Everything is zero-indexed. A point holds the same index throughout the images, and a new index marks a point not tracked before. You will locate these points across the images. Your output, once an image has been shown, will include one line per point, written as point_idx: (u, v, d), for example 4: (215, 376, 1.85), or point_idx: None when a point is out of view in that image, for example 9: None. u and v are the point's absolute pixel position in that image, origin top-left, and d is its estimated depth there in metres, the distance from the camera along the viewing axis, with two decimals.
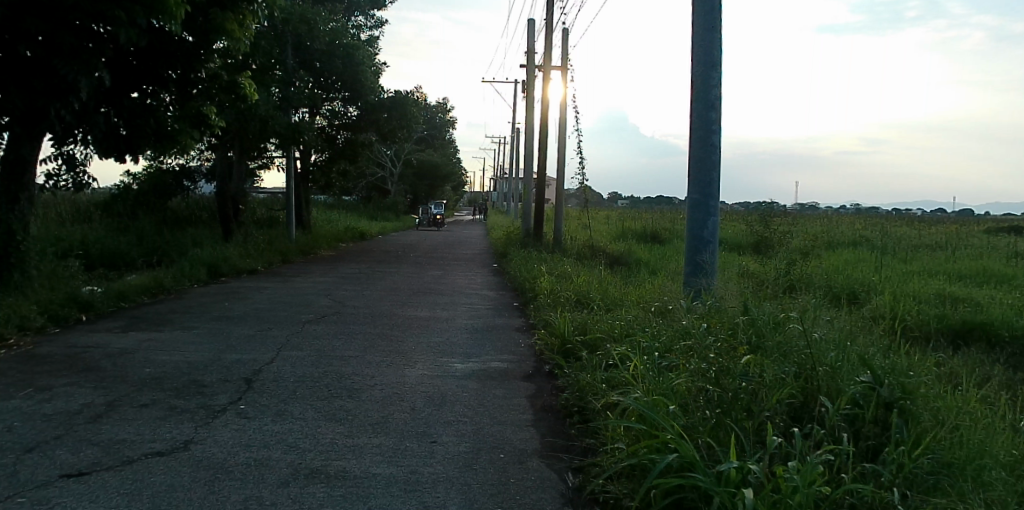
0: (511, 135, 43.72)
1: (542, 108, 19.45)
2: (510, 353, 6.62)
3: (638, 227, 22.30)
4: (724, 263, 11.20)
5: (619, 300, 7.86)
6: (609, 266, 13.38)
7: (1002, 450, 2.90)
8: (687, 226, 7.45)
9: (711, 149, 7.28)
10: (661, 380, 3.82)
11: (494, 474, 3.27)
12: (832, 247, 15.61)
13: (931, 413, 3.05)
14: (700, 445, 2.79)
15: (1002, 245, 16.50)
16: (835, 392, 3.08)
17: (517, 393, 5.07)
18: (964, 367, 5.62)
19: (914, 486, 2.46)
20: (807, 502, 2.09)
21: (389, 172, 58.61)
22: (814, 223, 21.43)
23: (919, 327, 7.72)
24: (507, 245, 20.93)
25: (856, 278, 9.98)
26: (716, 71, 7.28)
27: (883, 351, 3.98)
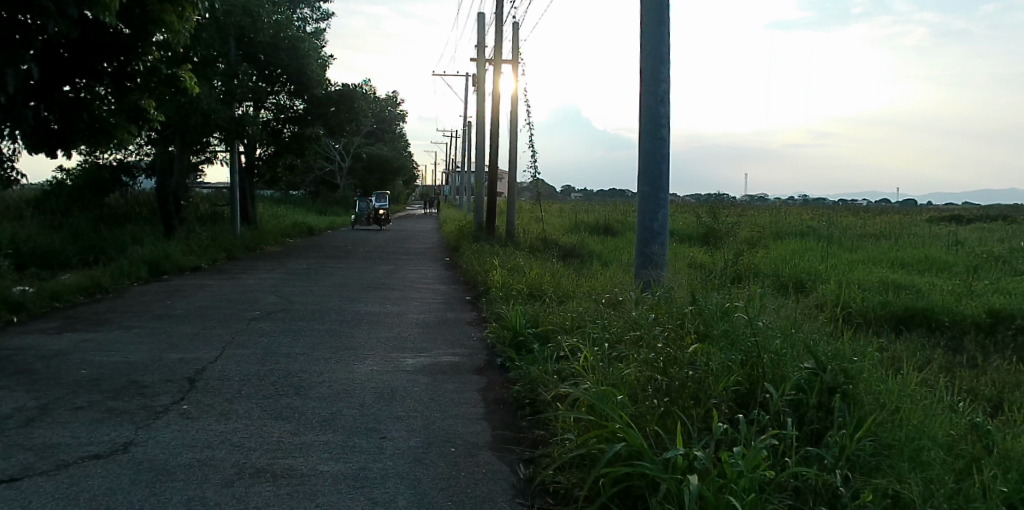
0: (464, 127, 43.17)
1: (494, 102, 19.41)
2: (461, 348, 6.61)
3: (590, 219, 22.45)
4: (673, 254, 11.22)
5: (571, 292, 7.92)
6: (562, 259, 13.38)
7: (939, 429, 3.04)
8: (638, 218, 7.50)
9: (660, 142, 7.27)
10: (611, 369, 3.86)
11: (445, 468, 3.27)
12: (780, 238, 15.85)
13: (873, 396, 3.15)
14: (648, 434, 2.81)
15: (944, 234, 16.97)
16: (779, 378, 3.15)
17: (468, 387, 5.05)
18: (905, 352, 5.77)
19: (856, 468, 2.53)
20: (750, 486, 2.13)
21: (339, 165, 57.71)
22: (763, 214, 21.80)
23: (863, 314, 7.91)
24: (460, 239, 20.78)
25: (802, 267, 10.15)
26: (666, 67, 7.28)
27: (826, 336, 4.07)
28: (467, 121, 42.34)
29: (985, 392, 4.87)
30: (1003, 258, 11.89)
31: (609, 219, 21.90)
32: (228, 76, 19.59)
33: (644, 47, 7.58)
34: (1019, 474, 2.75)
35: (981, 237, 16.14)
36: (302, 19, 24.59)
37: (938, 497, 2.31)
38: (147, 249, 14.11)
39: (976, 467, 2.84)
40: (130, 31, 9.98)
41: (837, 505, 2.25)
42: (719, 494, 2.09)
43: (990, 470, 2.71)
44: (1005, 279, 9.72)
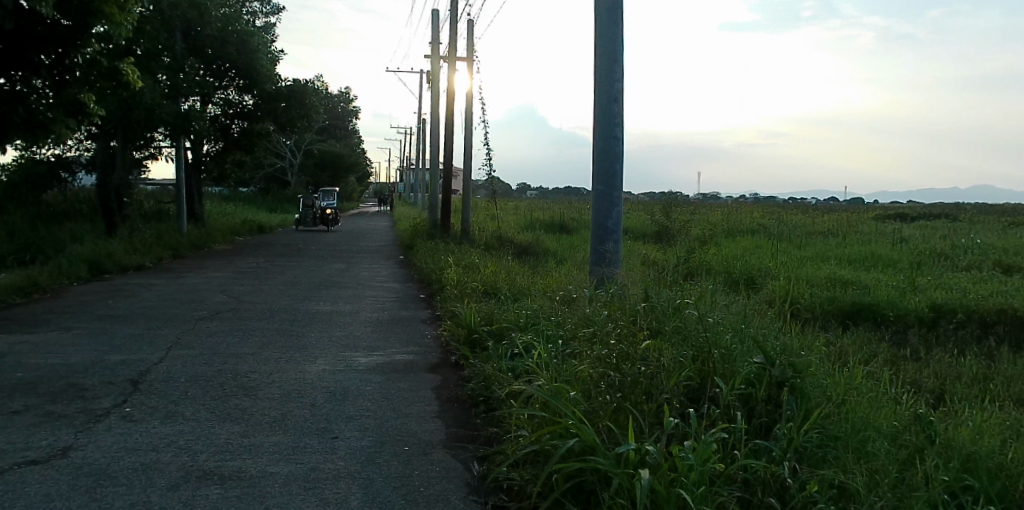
0: (421, 125, 42.98)
1: (449, 99, 19.29)
2: (415, 346, 6.57)
3: (546, 217, 22.47)
4: (626, 252, 11.24)
5: (526, 290, 7.94)
6: (517, 257, 13.34)
7: (883, 420, 3.14)
8: (592, 216, 7.53)
9: (614, 141, 7.28)
10: (565, 367, 3.87)
11: (398, 467, 3.25)
12: (732, 236, 16.11)
13: (820, 390, 3.24)
14: (601, 429, 2.83)
15: (888, 231, 17.45)
16: (730, 372, 3.21)
17: (422, 386, 5.03)
18: (852, 347, 5.89)
19: (805, 459, 2.59)
20: (700, 479, 2.17)
21: (291, 162, 56.44)
22: (716, 212, 22.11)
23: (810, 309, 8.07)
24: (415, 236, 20.59)
25: (753, 264, 10.30)
26: (620, 66, 7.31)
27: (774, 331, 4.16)
28: (423, 119, 42.16)
29: (927, 384, 5.00)
30: (943, 255, 12.24)
31: (563, 216, 22.01)
32: (174, 69, 19.14)
33: (598, 46, 7.60)
34: (958, 463, 2.88)
35: (923, 235, 16.61)
36: (250, 13, 24.19)
37: (880, 487, 2.40)
38: (88, 248, 13.73)
39: (918, 456, 2.96)
40: (69, 23, 9.97)
41: (784, 495, 2.31)
42: (670, 487, 2.12)
43: (930, 458, 2.83)
44: (945, 275, 10.01)
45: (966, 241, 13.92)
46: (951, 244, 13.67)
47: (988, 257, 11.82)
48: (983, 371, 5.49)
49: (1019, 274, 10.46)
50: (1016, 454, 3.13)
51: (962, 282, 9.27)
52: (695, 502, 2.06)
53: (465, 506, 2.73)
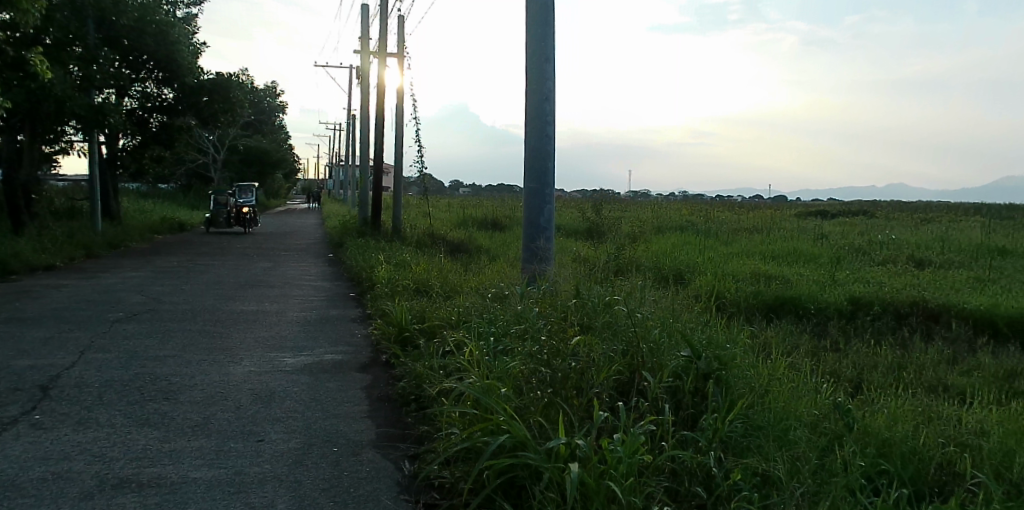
0: (352, 122, 42.40)
1: (378, 95, 18.98)
2: (345, 345, 6.48)
3: (479, 214, 22.34)
4: (558, 249, 11.32)
5: (459, 287, 7.92)
6: (450, 254, 13.25)
7: (804, 410, 3.30)
8: (524, 213, 7.53)
9: (546, 138, 7.32)
10: (497, 363, 3.87)
11: (327, 469, 3.20)
12: (660, 232, 16.45)
13: (745, 381, 3.37)
14: (532, 424, 2.83)
15: (808, 228, 18.15)
16: (658, 366, 3.30)
17: (351, 385, 4.96)
18: (776, 340, 6.09)
19: (729, 449, 2.69)
20: (628, 471, 2.22)
21: (211, 157, 53.20)
22: (646, 209, 22.54)
23: (735, 303, 8.31)
24: (344, 234, 20.09)
25: (682, 261, 10.55)
26: (551, 64, 7.35)
27: (701, 326, 4.28)
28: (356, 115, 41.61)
29: (846, 374, 5.23)
30: (860, 251, 12.78)
31: (495, 213, 22.02)
32: (86, 60, 18.13)
33: (529, 45, 7.64)
34: (874, 448, 3.05)
35: (841, 231, 17.35)
36: (172, 3, 23.32)
37: (802, 475, 2.52)
38: None
39: (838, 443, 3.11)
40: None
41: (710, 483, 2.40)
42: (600, 480, 2.16)
43: (849, 444, 2.99)
44: (862, 269, 10.47)
45: (883, 238, 14.56)
46: (868, 240, 14.28)
47: (901, 252, 12.43)
48: (897, 360, 5.78)
49: (927, 267, 11.01)
50: (926, 438, 3.33)
51: (880, 276, 9.70)
52: (624, 493, 2.10)
53: (396, 506, 2.71)
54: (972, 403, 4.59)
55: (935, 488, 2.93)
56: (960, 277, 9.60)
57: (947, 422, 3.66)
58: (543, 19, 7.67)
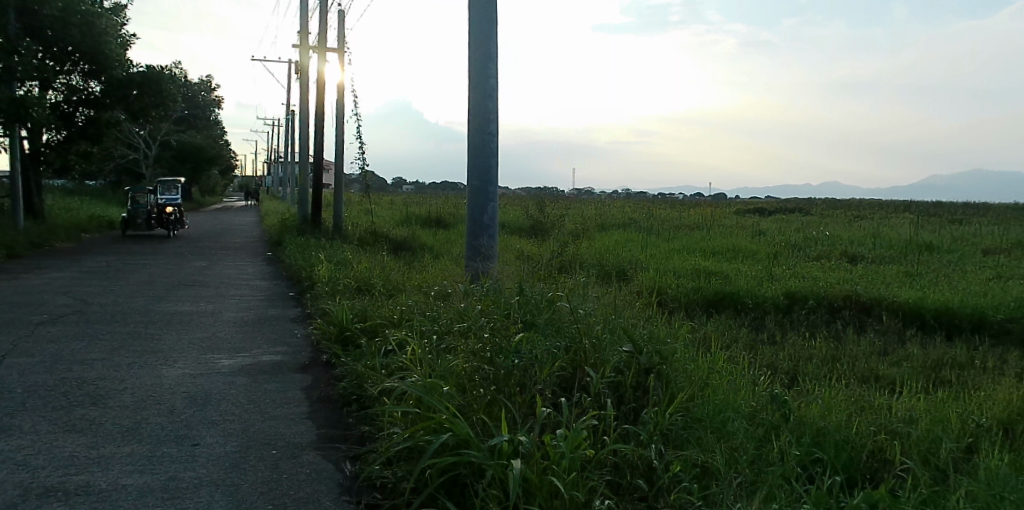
0: (291, 118, 41.51)
1: (318, 90, 18.59)
2: (283, 345, 6.34)
3: (422, 211, 22.10)
4: (502, 246, 11.31)
5: (401, 286, 7.81)
6: (392, 252, 13.09)
7: (742, 402, 3.42)
8: (468, 211, 7.49)
9: (488, 136, 7.32)
10: (439, 361, 3.86)
11: (265, 472, 3.13)
12: (603, 229, 16.65)
13: (685, 376, 3.49)
14: (475, 422, 2.83)
15: (745, 225, 18.63)
16: (601, 362, 3.37)
17: (290, 386, 4.86)
18: (717, 334, 6.26)
19: (669, 441, 2.77)
20: (571, 465, 2.26)
21: (145, 153, 51.28)
22: (588, 207, 22.79)
23: (676, 299, 8.49)
24: (282, 232, 19.59)
25: (625, 258, 10.69)
26: (493, 62, 7.33)
27: (643, 322, 4.39)
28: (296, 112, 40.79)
29: (782, 366, 5.39)
30: (796, 247, 13.17)
31: (440, 210, 21.87)
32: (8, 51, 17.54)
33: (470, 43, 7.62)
34: (809, 437, 3.17)
35: (778, 228, 17.84)
36: None
37: (739, 466, 2.61)
38: None
39: (775, 433, 3.22)
40: None
41: (651, 475, 2.47)
42: (543, 475, 2.18)
43: (784, 434, 3.11)
44: (797, 265, 10.79)
45: (817, 234, 15.08)
46: (803, 237, 14.72)
47: (834, 248, 12.87)
48: (831, 352, 5.98)
49: (858, 263, 11.42)
50: (859, 427, 3.48)
51: (814, 271, 10.03)
52: (566, 487, 2.13)
53: (337, 507, 2.68)
54: (900, 392, 4.80)
55: (867, 476, 3.06)
56: (889, 272, 9.99)
57: (877, 412, 3.82)
58: (484, 17, 7.66)
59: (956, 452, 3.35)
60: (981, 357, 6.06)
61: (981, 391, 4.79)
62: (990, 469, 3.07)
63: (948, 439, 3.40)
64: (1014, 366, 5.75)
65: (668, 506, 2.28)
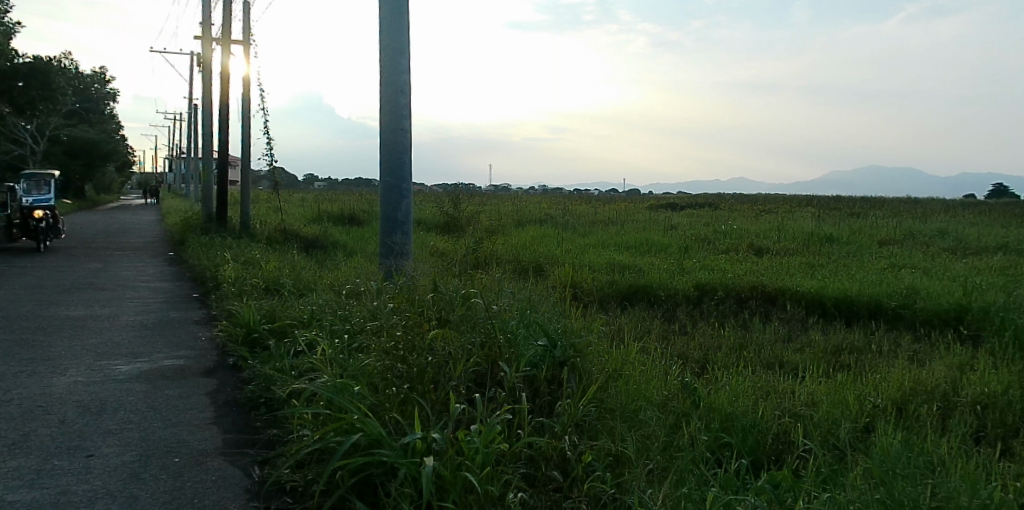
0: (194, 112, 39.69)
1: (223, 83, 17.84)
2: (186, 349, 6.09)
3: (338, 208, 21.64)
4: (418, 243, 11.22)
5: (313, 285, 7.63)
6: (304, 251, 12.79)
7: (654, 392, 3.58)
8: (382, 208, 7.38)
9: (402, 133, 7.25)
10: (352, 361, 3.83)
11: (167, 480, 3.04)
12: (520, 225, 16.75)
13: (598, 368, 3.63)
14: (387, 421, 2.85)
15: (658, 220, 19.17)
16: (515, 356, 3.46)
17: (194, 391, 4.69)
18: (628, 326, 6.43)
19: (583, 432, 2.89)
20: (484, 461, 2.34)
21: (32, 148, 47.71)
22: (505, 204, 22.92)
23: (591, 293, 8.66)
24: (185, 229, 18.70)
25: (541, 253, 10.80)
26: (405, 57, 7.25)
27: (557, 316, 4.50)
28: (197, 106, 39.04)
29: (693, 355, 5.59)
30: (705, 241, 13.66)
31: (356, 207, 21.49)
32: None
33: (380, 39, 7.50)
34: (717, 423, 3.34)
35: (689, 222, 18.43)
36: None
37: (651, 454, 2.78)
38: None
39: (685, 421, 3.38)
40: None
41: (565, 466, 2.58)
42: (457, 472, 2.26)
43: (694, 421, 3.27)
44: (706, 258, 11.18)
45: (724, 228, 15.70)
46: (713, 231, 15.27)
47: (741, 241, 13.41)
48: (739, 340, 6.25)
49: (765, 255, 11.95)
50: (765, 411, 3.67)
51: (721, 264, 10.44)
52: (480, 482, 2.23)
53: None
54: (804, 377, 5.07)
55: (772, 457, 3.24)
56: (793, 263, 10.50)
57: (781, 397, 4.04)
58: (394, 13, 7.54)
59: (853, 431, 3.58)
60: (878, 341, 6.46)
61: (878, 373, 5.10)
62: (882, 446, 3.31)
63: (845, 420, 3.63)
64: (907, 349, 6.14)
65: (582, 494, 2.41)
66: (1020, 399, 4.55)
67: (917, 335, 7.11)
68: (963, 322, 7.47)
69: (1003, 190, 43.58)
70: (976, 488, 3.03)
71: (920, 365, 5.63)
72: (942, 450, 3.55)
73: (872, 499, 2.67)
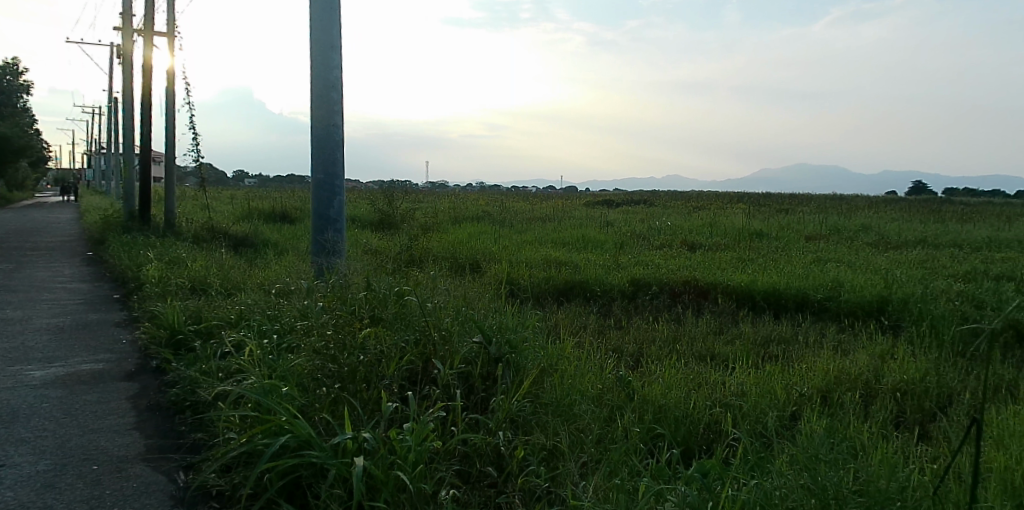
0: (114, 105, 37.92)
1: (144, 75, 17.10)
2: (105, 352, 5.85)
3: (268, 205, 21.07)
4: (353, 240, 11.05)
5: (242, 284, 7.44)
6: (233, 249, 12.43)
7: (589, 385, 3.69)
8: (313, 205, 7.25)
9: (334, 129, 7.16)
10: (281, 361, 3.80)
11: (85, 488, 2.94)
12: (457, 221, 16.72)
13: (533, 362, 3.73)
14: (317, 421, 2.89)
15: (594, 216, 19.41)
16: (449, 353, 3.54)
17: (115, 396, 4.53)
18: (563, 322, 6.53)
19: (519, 427, 3.02)
20: (417, 459, 2.50)
21: None
22: (443, 201, 22.81)
23: (529, 289, 8.74)
24: (105, 227, 17.85)
25: (479, 250, 10.82)
26: (336, 52, 7.16)
27: (492, 312, 4.56)
28: (116, 99, 37.34)
29: (627, 349, 5.73)
30: (639, 237, 13.92)
31: (286, 204, 20.97)
32: None
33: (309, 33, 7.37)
34: (651, 414, 3.47)
35: (625, 219, 18.72)
36: None
37: (584, 448, 2.94)
38: None
39: (619, 413, 3.52)
40: None
41: (499, 461, 2.73)
42: (389, 470, 2.41)
43: (627, 414, 3.40)
44: (640, 254, 11.38)
45: (659, 225, 16.03)
46: (647, 227, 15.58)
47: (676, 237, 13.71)
48: (673, 333, 6.42)
49: (698, 250, 12.26)
50: (698, 400, 3.82)
51: (656, 259, 10.67)
52: (412, 480, 2.39)
53: None
54: (734, 368, 5.26)
55: (703, 446, 3.38)
56: (724, 258, 10.83)
57: (713, 387, 4.19)
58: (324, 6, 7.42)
59: (780, 418, 3.76)
60: (803, 332, 6.75)
61: (803, 363, 5.34)
62: (807, 432, 3.47)
63: (773, 408, 3.80)
64: (832, 339, 6.43)
65: (517, 489, 2.57)
66: (935, 385, 4.84)
67: (841, 326, 7.44)
68: (884, 312, 7.86)
69: (922, 188, 45.95)
70: (894, 471, 3.22)
71: (844, 354, 5.92)
72: (863, 435, 3.75)
73: (797, 485, 2.81)
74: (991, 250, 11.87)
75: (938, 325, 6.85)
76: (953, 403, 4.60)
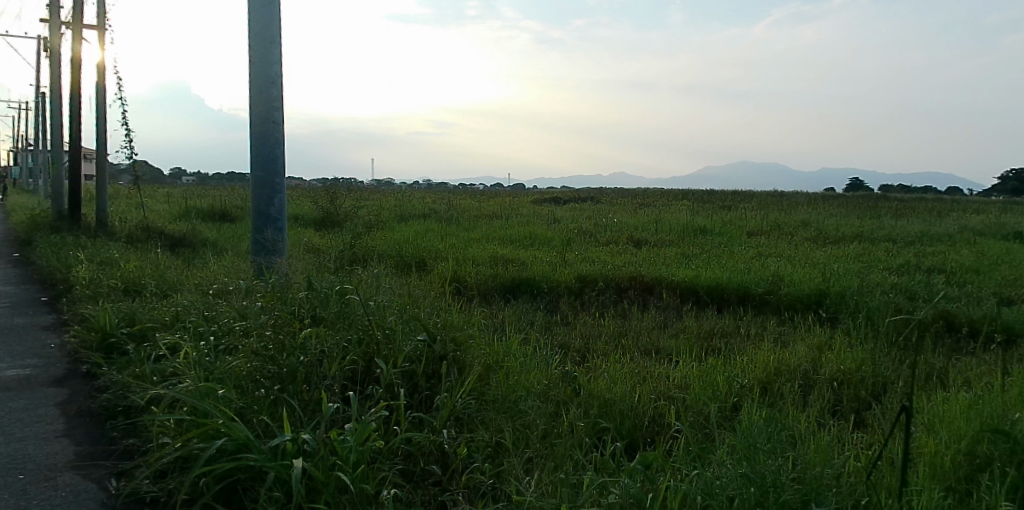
0: (42, 99, 36.23)
1: (71, 70, 16.37)
2: (32, 357, 5.62)
3: (207, 203, 20.45)
4: (295, 239, 10.86)
5: (179, 285, 7.24)
6: (169, 250, 12.04)
7: (535, 381, 3.74)
8: (253, 203, 7.11)
9: (274, 125, 7.04)
10: (217, 364, 3.75)
11: (10, 500, 2.85)
12: (403, 219, 16.57)
13: (479, 360, 3.79)
14: (255, 424, 2.89)
15: (541, 214, 19.49)
16: (392, 352, 3.57)
17: (42, 403, 4.37)
18: (508, 318, 6.57)
19: (463, 426, 3.08)
20: (358, 459, 2.53)
21: None
22: (389, 199, 22.55)
23: (477, 285, 8.75)
24: (30, 227, 17.03)
25: (427, 248, 10.76)
26: (276, 47, 7.05)
27: (436, 309, 4.57)
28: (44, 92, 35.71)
29: (574, 345, 5.81)
30: (587, 234, 14.05)
31: (226, 203, 20.40)
32: None
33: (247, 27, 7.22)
34: (596, 409, 3.55)
35: (573, 216, 18.84)
36: None
37: (529, 443, 2.99)
38: None
39: (565, 408, 3.60)
40: None
41: (443, 459, 2.79)
42: (329, 471, 2.44)
43: (573, 409, 3.47)
44: (586, 251, 11.50)
45: (605, 221, 16.21)
46: (594, 224, 15.72)
47: (621, 234, 13.89)
48: (619, 328, 6.53)
49: (643, 247, 12.46)
50: (643, 394, 3.92)
51: (602, 255, 10.80)
52: (354, 481, 2.43)
53: None
54: (678, 361, 5.39)
55: (647, 438, 3.48)
56: (668, 254, 11.04)
57: (658, 381, 4.29)
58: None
59: (723, 409, 3.89)
60: (744, 325, 6.94)
61: (744, 355, 5.50)
62: (746, 422, 3.60)
63: (715, 401, 3.92)
64: (771, 332, 6.64)
65: (461, 487, 2.64)
66: (870, 374, 5.05)
67: (781, 318, 7.68)
68: (822, 304, 8.14)
69: (861, 184, 47.81)
70: (829, 458, 3.35)
71: (784, 346, 6.12)
72: (801, 424, 3.89)
73: (737, 474, 2.89)
74: (922, 244, 12.41)
75: (873, 316, 7.14)
76: (887, 392, 4.81)
